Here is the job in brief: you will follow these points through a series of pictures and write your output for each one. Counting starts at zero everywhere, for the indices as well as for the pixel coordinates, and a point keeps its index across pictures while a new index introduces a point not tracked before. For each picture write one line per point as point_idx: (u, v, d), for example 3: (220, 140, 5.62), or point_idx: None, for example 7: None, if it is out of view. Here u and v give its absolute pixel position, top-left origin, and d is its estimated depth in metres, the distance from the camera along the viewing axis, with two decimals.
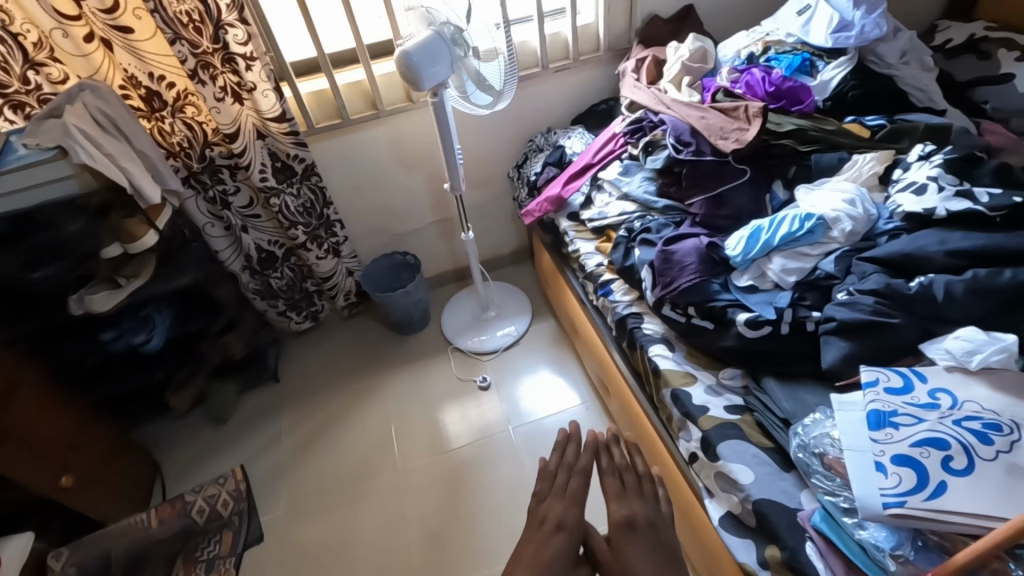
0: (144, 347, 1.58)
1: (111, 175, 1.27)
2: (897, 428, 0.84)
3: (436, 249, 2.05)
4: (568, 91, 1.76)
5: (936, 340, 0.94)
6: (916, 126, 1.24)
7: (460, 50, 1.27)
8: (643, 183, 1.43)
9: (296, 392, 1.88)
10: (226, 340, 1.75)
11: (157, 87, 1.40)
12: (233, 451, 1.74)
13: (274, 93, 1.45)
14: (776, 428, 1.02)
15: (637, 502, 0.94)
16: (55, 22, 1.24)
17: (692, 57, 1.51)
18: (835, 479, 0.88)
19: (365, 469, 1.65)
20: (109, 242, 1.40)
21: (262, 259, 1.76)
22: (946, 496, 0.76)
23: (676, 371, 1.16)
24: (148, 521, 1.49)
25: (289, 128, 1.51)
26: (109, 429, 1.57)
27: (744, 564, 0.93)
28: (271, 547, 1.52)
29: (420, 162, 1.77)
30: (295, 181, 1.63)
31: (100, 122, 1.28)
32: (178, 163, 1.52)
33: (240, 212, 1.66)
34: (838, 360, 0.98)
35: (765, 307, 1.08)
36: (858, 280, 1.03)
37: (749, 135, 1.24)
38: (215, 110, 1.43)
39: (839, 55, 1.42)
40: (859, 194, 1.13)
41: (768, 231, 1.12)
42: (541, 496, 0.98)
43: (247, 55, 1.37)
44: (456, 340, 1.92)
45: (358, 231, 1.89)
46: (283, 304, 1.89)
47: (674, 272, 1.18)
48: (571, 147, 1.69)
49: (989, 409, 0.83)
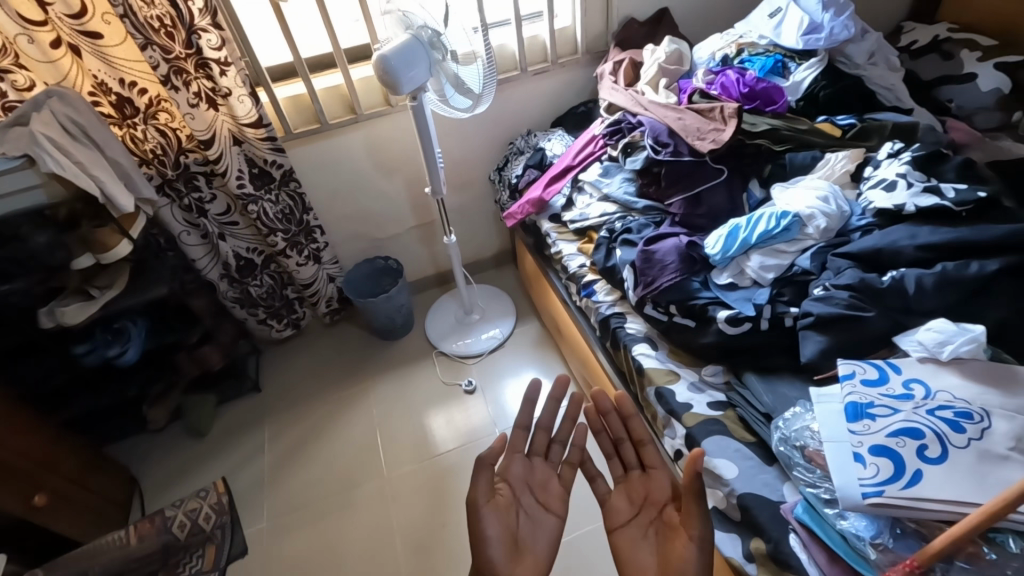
0: (119, 360, 1.52)
1: (82, 184, 1.24)
2: (874, 419, 0.86)
3: (418, 253, 2.04)
4: (546, 93, 1.77)
5: (909, 332, 0.96)
6: (885, 125, 1.27)
7: (438, 54, 1.26)
8: (623, 184, 1.44)
9: (279, 400, 1.86)
10: (204, 351, 1.72)
11: (128, 93, 1.38)
12: (214, 463, 1.71)
13: (250, 98, 1.42)
14: (758, 422, 1.03)
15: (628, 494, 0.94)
16: (20, 27, 1.20)
17: (668, 60, 1.53)
18: (816, 471, 0.89)
19: (350, 477, 1.63)
20: (80, 253, 1.36)
21: (241, 266, 1.73)
22: (922, 484, 0.78)
23: (659, 369, 1.17)
24: (126, 538, 1.46)
25: (266, 134, 1.49)
26: (84, 444, 1.53)
27: (730, 557, 0.94)
28: (255, 560, 1.49)
29: (401, 167, 1.77)
30: (273, 188, 1.61)
31: (68, 129, 1.25)
32: (152, 170, 1.49)
33: (217, 219, 1.63)
34: (816, 354, 1.00)
35: (744, 304, 1.10)
36: (833, 275, 1.05)
37: (725, 135, 1.26)
38: (189, 116, 1.41)
39: (809, 56, 1.46)
40: (832, 191, 1.16)
41: (745, 229, 1.14)
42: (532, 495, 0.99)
43: (221, 60, 1.35)
44: (440, 344, 1.92)
45: (339, 237, 1.87)
46: (264, 312, 1.87)
47: (655, 272, 1.20)
48: (552, 149, 1.70)
49: (960, 398, 0.86)
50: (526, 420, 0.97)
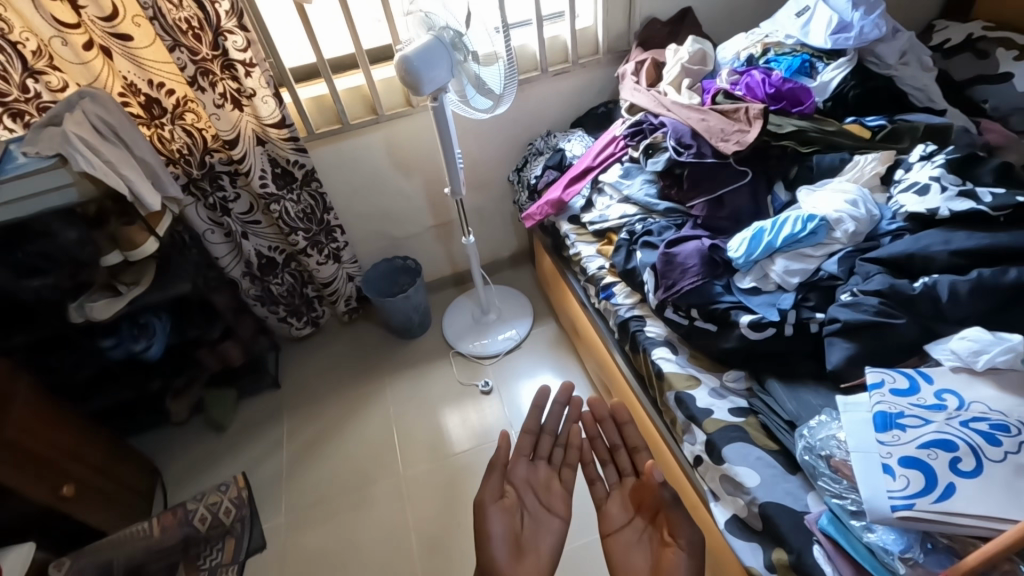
0: (144, 354, 1.58)
1: (112, 183, 1.27)
2: (904, 430, 0.83)
3: (434, 253, 2.04)
4: (565, 94, 1.76)
5: (941, 340, 0.94)
6: (917, 126, 1.23)
7: (459, 54, 1.28)
8: (644, 185, 1.43)
9: (296, 398, 1.88)
10: (226, 347, 1.75)
11: (156, 94, 1.41)
12: (233, 458, 1.74)
13: (274, 99, 1.45)
14: (782, 430, 1.01)
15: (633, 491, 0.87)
16: (54, 31, 1.24)
17: (691, 59, 1.51)
18: (843, 482, 0.86)
19: (365, 474, 1.65)
20: (109, 250, 1.41)
21: (262, 264, 1.77)
22: (955, 498, 0.75)
23: (679, 374, 1.15)
24: (150, 530, 1.49)
25: (289, 134, 1.51)
26: (111, 437, 1.57)
27: (751, 566, 0.93)
28: (273, 556, 1.51)
29: (419, 167, 1.77)
30: (295, 187, 1.63)
31: (98, 128, 1.27)
32: (178, 170, 1.52)
33: (241, 219, 1.66)
34: (843, 361, 0.97)
35: (768, 308, 1.07)
36: (862, 281, 1.02)
37: (750, 137, 1.24)
38: (215, 116, 1.43)
39: (838, 56, 1.42)
40: (861, 195, 1.13)
41: (770, 233, 1.12)
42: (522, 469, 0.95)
43: (246, 61, 1.37)
44: (457, 344, 1.92)
45: (358, 236, 1.89)
46: (284, 310, 1.89)
47: (676, 275, 1.18)
48: (571, 150, 1.69)
49: (996, 409, 0.83)
50: (533, 424, 1.01)
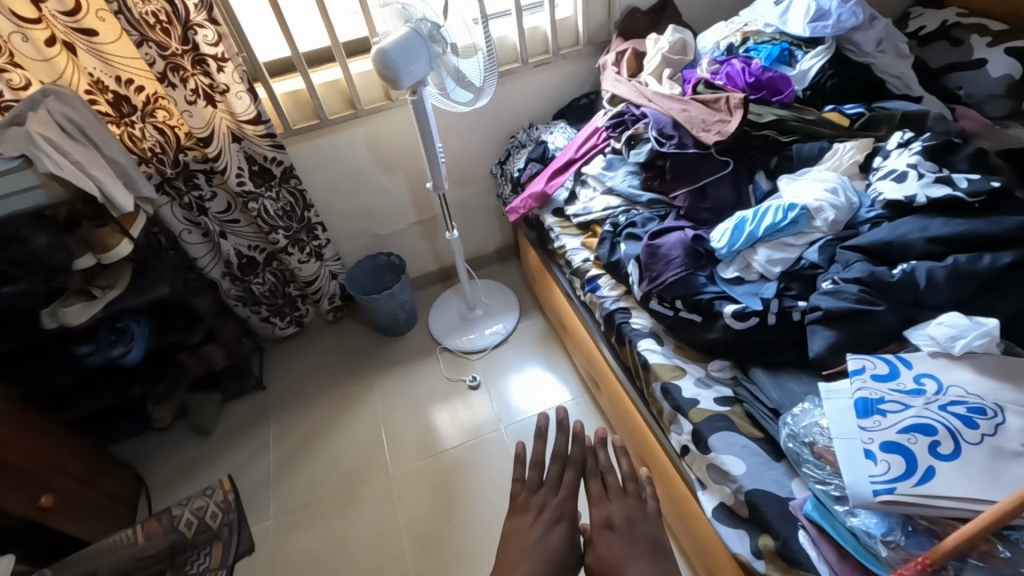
0: (122, 360, 1.52)
1: (81, 184, 1.23)
2: (884, 415, 0.85)
3: (419, 249, 2.02)
4: (547, 86, 1.75)
5: (919, 326, 0.95)
6: (894, 114, 1.24)
7: (438, 46, 1.25)
8: (627, 176, 1.42)
9: (282, 399, 1.86)
10: (208, 350, 1.72)
11: (125, 91, 1.36)
12: (219, 461, 1.72)
13: (248, 94, 1.41)
14: (766, 418, 1.02)
15: (629, 495, 0.86)
16: (14, 26, 1.19)
17: (672, 49, 1.50)
18: (826, 468, 0.88)
19: (355, 476, 1.63)
20: (81, 253, 1.36)
21: (242, 264, 1.73)
22: (935, 481, 0.77)
23: (665, 365, 1.16)
24: (134, 537, 1.47)
25: (266, 131, 1.48)
26: (91, 445, 1.53)
27: (738, 554, 0.94)
28: (262, 559, 1.50)
29: (401, 163, 1.75)
30: (273, 184, 1.60)
31: (65, 128, 1.23)
32: (151, 169, 1.48)
33: (218, 218, 1.62)
34: (825, 349, 0.98)
35: (751, 298, 1.08)
36: (842, 269, 1.03)
37: (730, 127, 1.24)
38: (187, 113, 1.40)
39: (817, 44, 1.43)
40: (840, 183, 1.14)
41: (752, 222, 1.12)
42: (529, 477, 0.89)
43: (219, 56, 1.34)
44: (444, 340, 1.91)
45: (340, 233, 1.86)
46: (266, 310, 1.86)
47: (660, 266, 1.18)
48: (554, 142, 1.68)
49: (973, 393, 0.85)
50: None
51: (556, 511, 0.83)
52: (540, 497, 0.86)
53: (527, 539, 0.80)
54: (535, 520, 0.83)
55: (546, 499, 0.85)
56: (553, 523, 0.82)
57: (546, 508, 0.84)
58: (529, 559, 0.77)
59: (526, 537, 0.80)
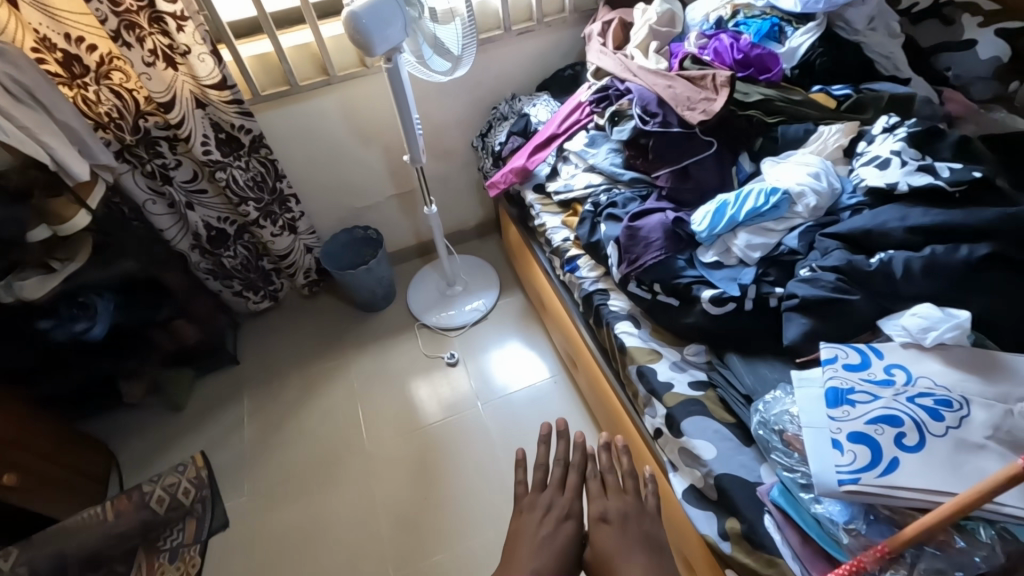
0: (87, 336, 1.47)
1: (30, 152, 1.16)
2: (853, 405, 0.85)
3: (397, 223, 1.97)
4: (530, 56, 1.68)
5: (893, 316, 0.95)
6: (882, 96, 1.21)
7: (414, 11, 1.19)
8: (610, 155, 1.39)
9: (256, 374, 1.83)
10: (177, 325, 1.68)
11: (75, 50, 1.27)
12: (194, 436, 1.69)
13: (212, 57, 1.33)
14: (738, 404, 1.03)
15: (629, 493, 0.89)
16: None
17: (659, 21, 1.45)
18: (794, 455, 0.88)
19: (332, 452, 1.63)
20: (35, 224, 1.29)
21: (212, 237, 1.66)
22: (898, 472, 0.78)
23: (642, 348, 1.16)
24: (104, 515, 1.45)
25: (232, 97, 1.40)
26: (58, 420, 1.49)
27: (705, 535, 0.95)
28: (238, 535, 1.50)
29: (379, 131, 1.68)
30: (242, 154, 1.52)
31: (9, 90, 1.15)
32: (108, 135, 1.39)
33: (184, 188, 1.54)
34: (799, 337, 0.98)
35: (730, 283, 1.07)
36: (821, 256, 1.02)
37: (716, 105, 1.20)
38: (145, 76, 1.31)
39: (808, 20, 1.37)
40: (823, 168, 1.11)
41: (733, 206, 1.10)
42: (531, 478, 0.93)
43: (177, 14, 1.25)
44: (422, 317, 1.88)
45: (315, 205, 1.80)
46: (239, 284, 1.80)
47: (640, 249, 1.17)
48: (537, 115, 1.62)
49: (941, 385, 0.85)
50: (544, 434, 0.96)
51: (565, 509, 0.87)
52: (548, 496, 0.90)
53: (534, 537, 0.83)
54: (542, 518, 0.86)
55: (554, 498, 0.89)
56: (562, 519, 0.85)
57: (554, 506, 0.87)
58: (538, 554, 0.81)
59: (534, 535, 0.83)
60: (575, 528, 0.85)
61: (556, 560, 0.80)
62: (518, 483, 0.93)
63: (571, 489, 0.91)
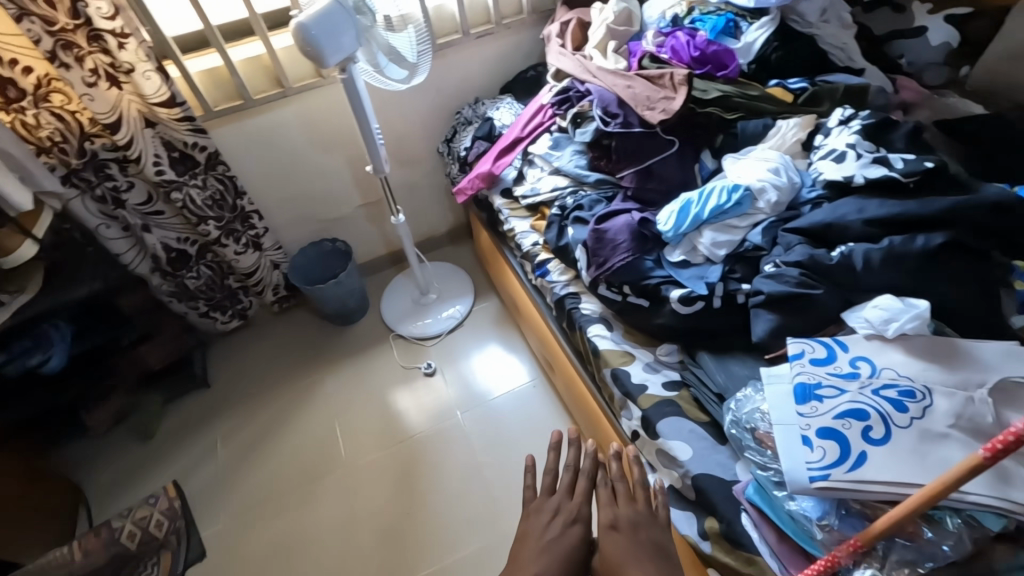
0: (43, 368, 1.42)
1: None
2: (821, 400, 0.85)
3: (366, 233, 1.94)
4: (490, 59, 1.66)
5: (856, 308, 0.95)
6: (836, 88, 1.22)
7: (366, 19, 1.16)
8: (574, 157, 1.38)
9: (228, 395, 1.78)
10: (141, 351, 1.64)
11: (10, 73, 1.21)
12: (165, 464, 1.64)
13: (158, 73, 1.29)
14: (711, 403, 1.03)
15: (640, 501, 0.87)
16: None
17: (617, 20, 1.44)
18: (767, 453, 0.88)
19: (310, 469, 1.59)
20: None
21: (173, 259, 1.60)
22: (866, 466, 0.78)
23: (615, 351, 1.15)
24: (71, 554, 1.40)
25: (182, 114, 1.35)
26: (19, 459, 1.43)
27: (686, 535, 0.96)
28: (216, 561, 1.46)
29: (340, 142, 1.64)
30: (198, 172, 1.47)
31: None
32: (52, 159, 1.32)
33: (138, 210, 1.49)
34: (767, 333, 0.98)
35: (697, 282, 1.07)
36: (784, 252, 1.03)
37: (676, 104, 1.20)
38: (87, 97, 1.24)
39: (762, 15, 1.38)
40: (783, 162, 1.12)
41: (697, 204, 1.10)
42: (540, 482, 0.92)
43: (118, 31, 1.21)
44: (397, 327, 1.85)
45: (280, 220, 1.75)
46: (205, 305, 1.75)
47: (607, 252, 1.16)
48: (500, 119, 1.61)
49: (905, 375, 0.86)
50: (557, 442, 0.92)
51: (572, 513, 0.86)
52: (556, 500, 0.88)
53: (541, 540, 0.83)
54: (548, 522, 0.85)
55: (562, 503, 0.88)
56: (569, 523, 0.85)
57: (560, 510, 0.87)
58: (545, 556, 0.80)
59: (540, 538, 0.83)
60: (583, 531, 0.84)
61: (561, 561, 0.80)
62: (526, 488, 0.92)
63: (580, 494, 0.89)
